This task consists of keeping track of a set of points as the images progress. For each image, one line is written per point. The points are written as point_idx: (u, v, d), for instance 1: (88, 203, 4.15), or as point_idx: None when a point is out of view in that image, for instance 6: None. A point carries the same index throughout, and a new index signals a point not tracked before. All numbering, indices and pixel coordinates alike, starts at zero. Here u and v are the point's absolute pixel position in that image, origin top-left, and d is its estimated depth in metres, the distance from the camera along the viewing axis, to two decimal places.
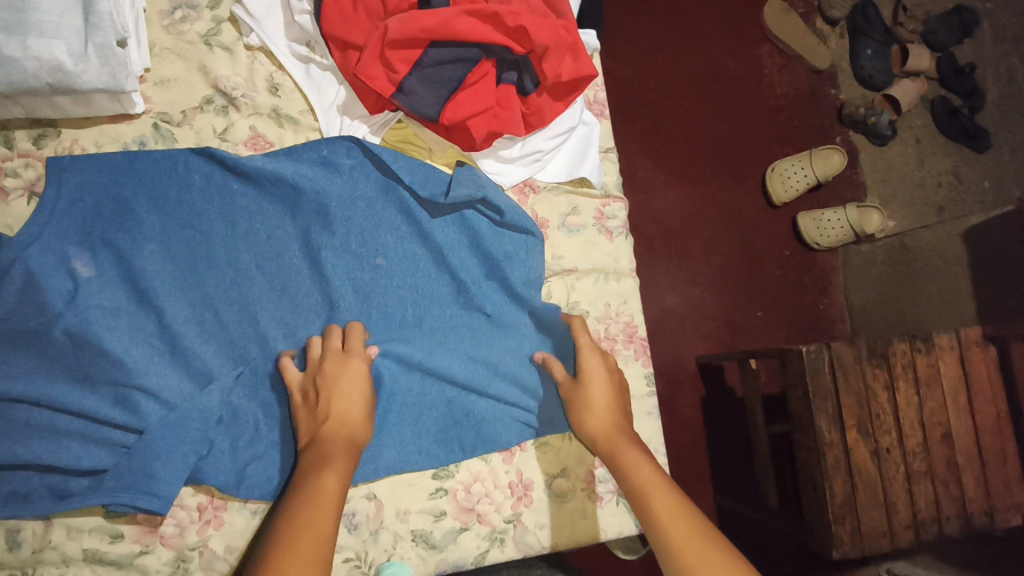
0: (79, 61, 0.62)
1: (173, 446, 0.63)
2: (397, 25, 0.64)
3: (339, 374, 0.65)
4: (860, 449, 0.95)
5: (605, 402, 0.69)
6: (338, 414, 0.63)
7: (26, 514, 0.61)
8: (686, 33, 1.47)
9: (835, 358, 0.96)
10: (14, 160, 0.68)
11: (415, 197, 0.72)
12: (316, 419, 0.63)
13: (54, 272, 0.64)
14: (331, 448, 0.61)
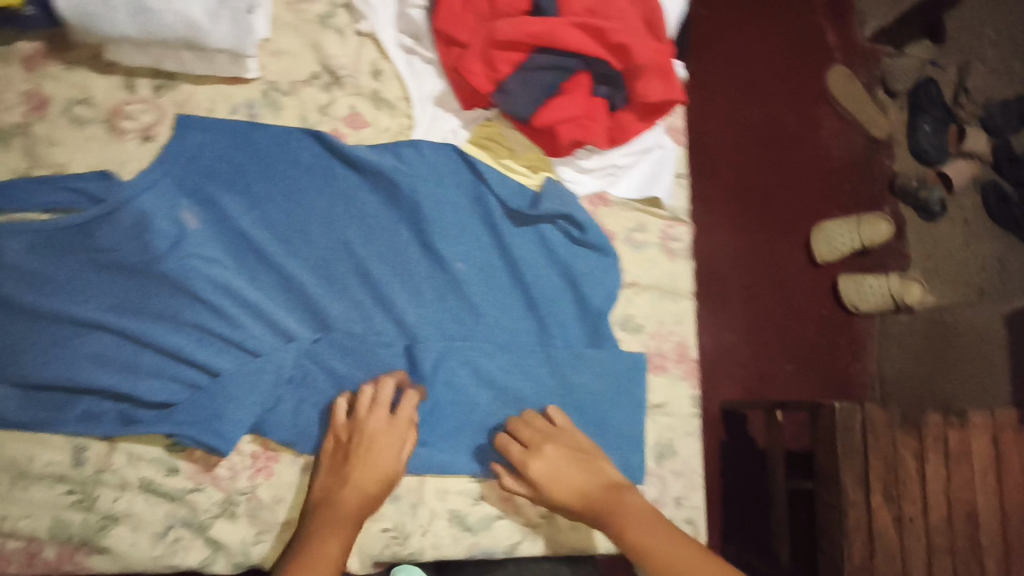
0: (212, 20, 0.67)
1: (244, 390, 0.67)
2: (507, 29, 0.68)
3: (372, 442, 0.67)
4: (883, 514, 0.92)
5: (567, 473, 0.69)
6: (358, 475, 0.66)
7: (94, 433, 0.65)
8: (753, 86, 1.50)
9: (868, 418, 0.93)
10: (135, 104, 0.72)
11: (502, 207, 0.76)
12: (335, 478, 0.66)
13: (163, 217, 0.69)
14: (319, 520, 0.64)
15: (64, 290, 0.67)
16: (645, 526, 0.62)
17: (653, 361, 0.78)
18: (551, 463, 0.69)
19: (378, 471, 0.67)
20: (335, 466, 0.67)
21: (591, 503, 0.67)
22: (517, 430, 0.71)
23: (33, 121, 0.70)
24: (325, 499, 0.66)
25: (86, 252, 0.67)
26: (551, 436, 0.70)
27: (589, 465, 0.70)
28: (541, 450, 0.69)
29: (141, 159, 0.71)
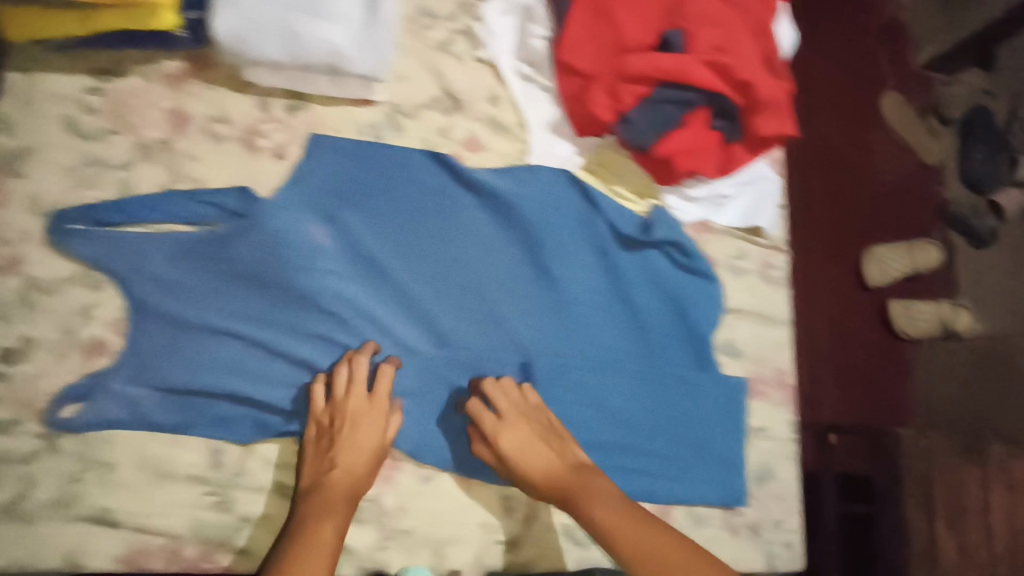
0: (359, 48, 0.70)
1: (377, 398, 0.73)
2: (637, 63, 0.71)
3: (361, 425, 0.67)
4: (945, 543, 1.03)
5: (536, 452, 0.68)
6: (344, 457, 0.67)
7: (229, 437, 0.69)
8: (854, 71, 1.30)
9: (931, 451, 1.09)
10: (269, 124, 0.75)
11: (613, 232, 0.79)
12: (323, 461, 0.67)
13: (297, 233, 0.71)
14: (311, 504, 0.64)
15: (203, 301, 0.69)
16: (611, 506, 0.63)
17: (754, 387, 0.81)
18: (524, 442, 0.69)
19: (361, 450, 0.67)
20: (318, 449, 0.68)
21: (559, 486, 0.67)
22: (494, 398, 0.71)
23: (175, 136, 0.73)
24: (315, 484, 0.66)
25: (224, 264, 0.70)
26: (522, 414, 0.70)
27: (559, 447, 0.70)
28: (514, 426, 0.69)
29: (272, 176, 0.74)
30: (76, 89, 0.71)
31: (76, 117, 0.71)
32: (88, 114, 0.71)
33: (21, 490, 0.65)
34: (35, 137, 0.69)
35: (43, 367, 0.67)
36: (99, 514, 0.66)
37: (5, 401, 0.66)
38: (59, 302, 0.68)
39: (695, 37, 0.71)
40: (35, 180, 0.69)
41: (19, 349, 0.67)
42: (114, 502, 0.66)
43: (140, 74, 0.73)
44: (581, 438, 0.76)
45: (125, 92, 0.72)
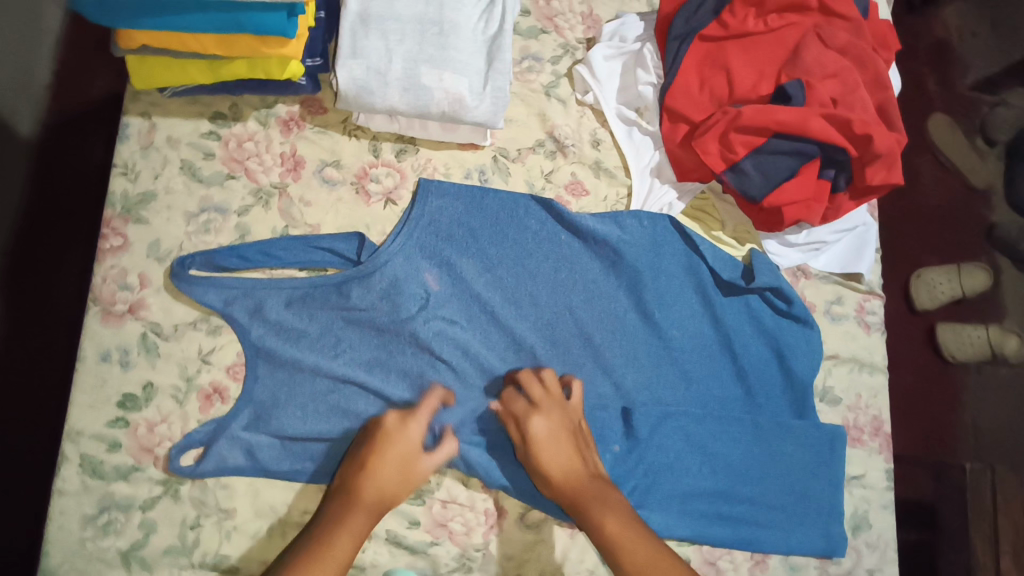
0: (476, 98, 0.70)
1: (483, 443, 0.72)
2: (752, 114, 0.70)
3: (400, 440, 0.66)
4: None
5: (561, 444, 0.68)
6: (381, 470, 0.64)
7: None
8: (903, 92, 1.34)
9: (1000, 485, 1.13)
10: (379, 168, 0.76)
11: (714, 279, 0.79)
12: (358, 469, 0.65)
13: (411, 280, 0.72)
14: (339, 511, 0.62)
15: (320, 345, 0.71)
16: (622, 520, 0.65)
17: (851, 434, 0.80)
18: (552, 432, 0.68)
19: (395, 466, 0.65)
20: (353, 458, 0.66)
21: (573, 485, 0.67)
22: (527, 384, 0.71)
23: (289, 181, 0.74)
24: (344, 489, 0.64)
25: (342, 309, 0.71)
26: (555, 404, 0.70)
27: (581, 442, 0.70)
28: (544, 413, 0.69)
29: (386, 221, 0.75)
30: (195, 134, 0.73)
31: (194, 162, 0.73)
32: (206, 159, 0.73)
33: (141, 536, 0.65)
34: (156, 184, 0.71)
35: (163, 412, 0.68)
36: (217, 561, 0.66)
37: (127, 446, 0.67)
38: (179, 347, 0.69)
39: (812, 88, 0.70)
40: (156, 226, 0.71)
41: (141, 396, 0.68)
42: (229, 548, 0.66)
43: (256, 118, 0.75)
44: (685, 487, 0.75)
45: (241, 136, 0.74)
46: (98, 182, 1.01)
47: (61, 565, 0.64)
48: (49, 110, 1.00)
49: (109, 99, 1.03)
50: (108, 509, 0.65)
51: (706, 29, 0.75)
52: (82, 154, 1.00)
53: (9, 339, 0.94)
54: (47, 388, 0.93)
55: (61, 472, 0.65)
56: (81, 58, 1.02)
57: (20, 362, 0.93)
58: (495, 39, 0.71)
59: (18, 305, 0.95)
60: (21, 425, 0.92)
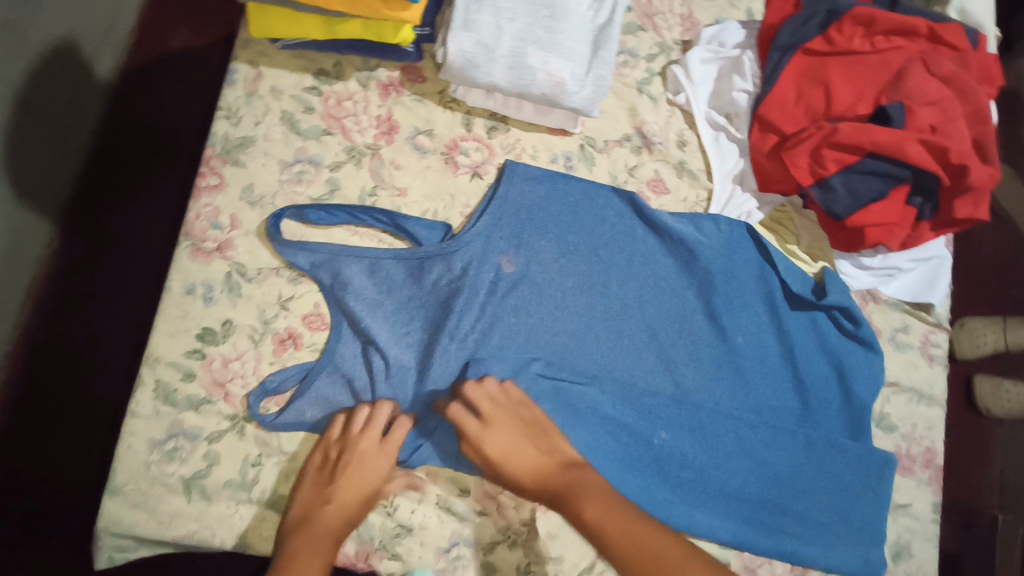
0: (577, 84, 0.71)
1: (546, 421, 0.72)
2: (850, 132, 0.71)
3: (355, 460, 0.66)
4: None
5: (523, 442, 0.67)
6: (341, 493, 0.66)
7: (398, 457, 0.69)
8: None
9: None
10: (469, 141, 0.78)
11: (783, 291, 0.79)
12: (318, 496, 0.66)
13: (489, 255, 0.74)
14: (298, 541, 0.62)
15: (395, 306, 0.71)
16: (603, 504, 0.61)
17: (902, 462, 0.80)
18: (512, 443, 0.67)
19: (360, 495, 0.66)
20: (311, 486, 0.66)
21: (548, 481, 0.65)
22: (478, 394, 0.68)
23: (382, 143, 0.76)
24: (303, 517, 0.64)
25: (421, 276, 0.72)
26: (505, 412, 0.68)
27: (548, 443, 0.68)
28: (509, 413, 0.68)
29: (471, 194, 0.76)
30: (298, 88, 0.75)
31: (294, 115, 0.74)
32: (307, 113, 0.75)
33: (204, 466, 0.67)
34: (256, 131, 0.73)
35: (239, 350, 0.70)
36: (274, 500, 0.68)
37: (200, 378, 0.68)
38: (260, 291, 0.71)
39: (913, 113, 0.71)
40: (251, 171, 0.72)
41: (219, 331, 0.69)
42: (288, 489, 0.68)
43: (358, 79, 0.76)
44: (732, 492, 0.75)
45: (341, 94, 0.76)
46: (175, 137, 1.07)
47: (126, 484, 0.65)
48: (127, 57, 1.07)
49: (191, 55, 1.10)
50: (176, 436, 0.67)
51: (809, 42, 0.75)
52: (160, 104, 1.07)
53: (78, 267, 1.00)
54: (109, 321, 0.99)
55: (137, 394, 0.67)
56: (168, 17, 1.10)
57: (86, 293, 0.99)
58: (603, 29, 0.73)
59: (86, 240, 1.01)
60: (78, 353, 0.97)
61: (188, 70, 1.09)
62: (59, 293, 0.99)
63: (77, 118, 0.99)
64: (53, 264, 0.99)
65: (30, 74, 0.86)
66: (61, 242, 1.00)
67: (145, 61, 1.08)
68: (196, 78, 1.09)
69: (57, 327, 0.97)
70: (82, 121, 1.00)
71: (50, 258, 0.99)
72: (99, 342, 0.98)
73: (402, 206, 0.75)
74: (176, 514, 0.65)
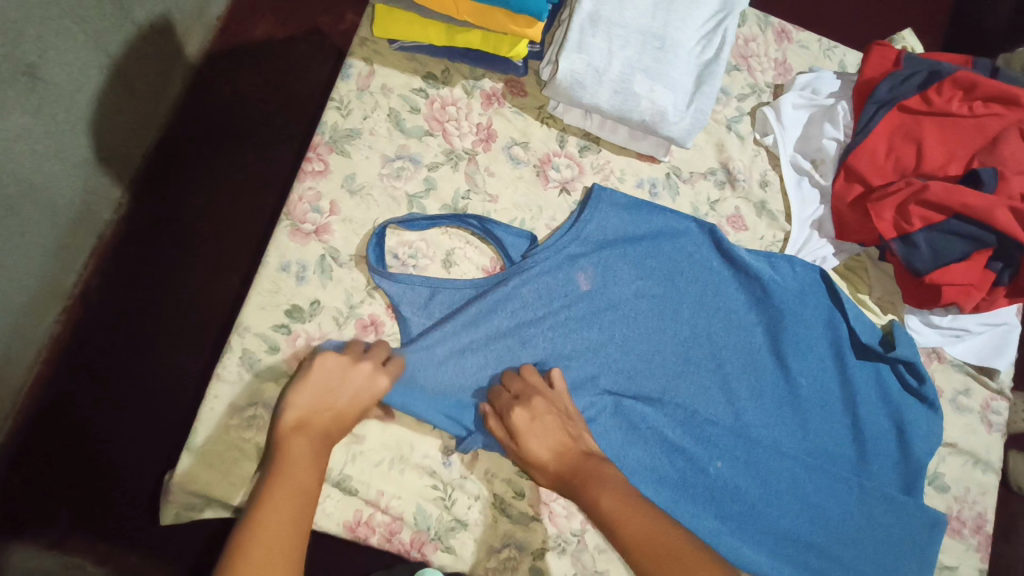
0: (678, 115, 0.74)
1: (609, 437, 0.73)
2: (940, 191, 0.73)
3: (364, 374, 0.64)
4: None
5: (545, 429, 0.66)
6: (343, 401, 0.63)
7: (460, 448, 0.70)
8: None
9: None
10: (561, 158, 0.80)
11: (850, 339, 0.80)
12: (318, 401, 0.62)
13: (568, 269, 0.76)
14: (299, 443, 0.58)
15: (475, 311, 0.72)
16: (620, 496, 0.61)
17: (952, 524, 0.80)
18: (536, 420, 0.66)
19: (359, 407, 0.63)
20: (309, 388, 0.62)
21: (566, 470, 0.65)
22: (509, 381, 0.69)
23: (479, 150, 0.79)
24: (302, 422, 0.60)
25: (503, 282, 0.74)
26: (539, 392, 0.68)
27: (572, 430, 0.68)
28: (531, 401, 0.67)
29: (558, 209, 0.79)
30: (406, 88, 0.79)
31: (400, 113, 0.78)
32: (412, 113, 0.78)
33: None
34: (363, 124, 0.77)
35: (323, 330, 0.72)
36: (338, 479, 0.68)
37: (284, 352, 0.70)
38: (349, 276, 0.73)
39: (1006, 180, 0.72)
40: (355, 162, 0.76)
41: (307, 310, 0.72)
42: (354, 470, 0.68)
43: (463, 86, 0.80)
44: (780, 530, 0.75)
45: (445, 99, 0.79)
46: (246, 120, 1.12)
47: (203, 445, 0.67)
48: (217, 42, 1.13)
49: (272, 45, 1.15)
50: (255, 405, 0.69)
51: (907, 100, 0.78)
52: (236, 88, 1.12)
53: (145, 231, 1.05)
54: (170, 286, 1.04)
55: (223, 359, 0.69)
56: (264, 9, 1.16)
57: (148, 257, 1.04)
58: (708, 65, 0.76)
59: (154, 207, 1.06)
60: (133, 312, 1.02)
61: (277, 60, 1.14)
62: (122, 254, 1.03)
63: (160, 92, 1.05)
64: (123, 226, 1.04)
65: (127, 46, 0.91)
66: (131, 206, 1.05)
67: (229, 44, 1.14)
68: (273, 67, 1.14)
69: (117, 286, 1.02)
70: (162, 95, 1.06)
71: (119, 221, 1.04)
72: (153, 306, 1.02)
73: (492, 212, 0.77)
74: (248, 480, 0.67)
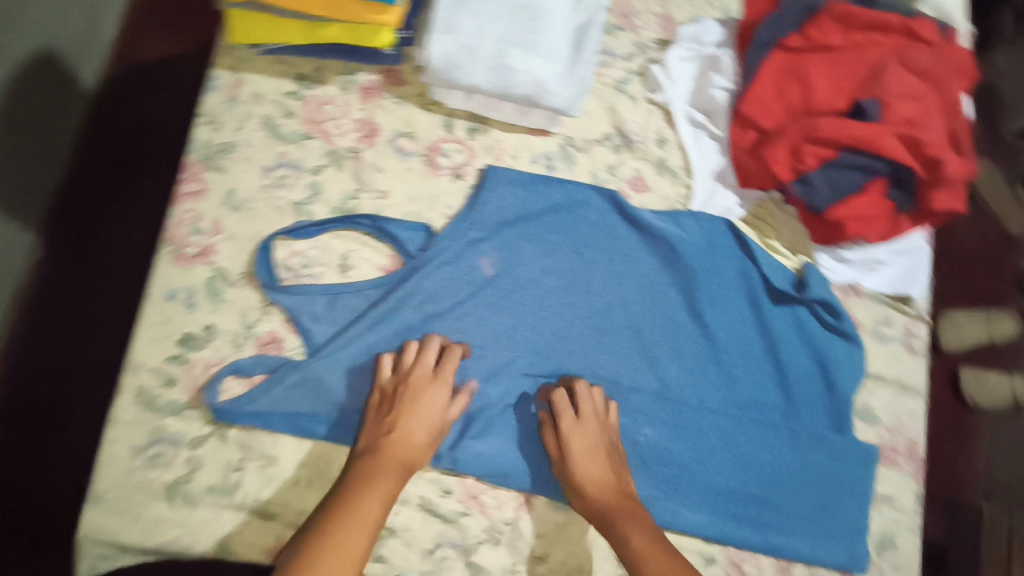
0: (559, 84, 0.71)
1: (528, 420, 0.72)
2: (828, 127, 0.72)
3: (422, 398, 0.68)
4: None
5: (595, 460, 0.70)
6: (406, 423, 0.67)
7: None
8: None
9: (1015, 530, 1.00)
10: (450, 143, 0.78)
11: (766, 286, 0.80)
12: (380, 427, 0.67)
13: (468, 257, 0.74)
14: (372, 466, 0.65)
15: (377, 313, 0.70)
16: (648, 535, 0.66)
17: (885, 454, 0.80)
18: (590, 447, 0.70)
19: (422, 428, 0.67)
20: (378, 414, 0.68)
21: (606, 500, 0.69)
22: (579, 400, 0.72)
23: (364, 146, 0.76)
24: (370, 448, 0.66)
25: (402, 281, 0.72)
26: (595, 418, 0.71)
27: (616, 465, 0.71)
28: (587, 429, 0.70)
29: (452, 196, 0.76)
30: (278, 93, 0.75)
31: (275, 119, 0.75)
32: (288, 118, 0.75)
33: (186, 471, 0.65)
34: (237, 136, 0.73)
35: (219, 355, 0.68)
36: (256, 505, 0.66)
37: (182, 383, 0.67)
38: (242, 295, 0.70)
39: (889, 106, 0.72)
40: (233, 176, 0.72)
41: (201, 336, 0.68)
42: (269, 494, 0.66)
43: (338, 82, 0.77)
44: (715, 487, 0.75)
45: (322, 98, 0.76)
46: (154, 146, 1.07)
47: (107, 491, 0.64)
48: (111, 70, 1.08)
49: (167, 65, 1.09)
50: (158, 442, 0.66)
51: (786, 39, 0.76)
52: (139, 114, 1.07)
53: (64, 275, 0.99)
54: (97, 328, 0.98)
55: (117, 401, 0.66)
56: (153, 30, 1.11)
57: (70, 301, 0.99)
58: (582, 30, 0.74)
59: (69, 249, 1.00)
60: (54, 359, 0.96)
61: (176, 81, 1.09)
62: (42, 303, 0.98)
63: (56, 129, 0.98)
64: (40, 274, 0.98)
65: (13, 87, 0.85)
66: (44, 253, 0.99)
67: (125, 71, 1.08)
68: (175, 88, 1.09)
69: (41, 337, 0.96)
70: (60, 132, 0.99)
71: (33, 270, 0.98)
72: (82, 352, 0.97)
73: (383, 208, 0.75)
74: (159, 521, 0.64)
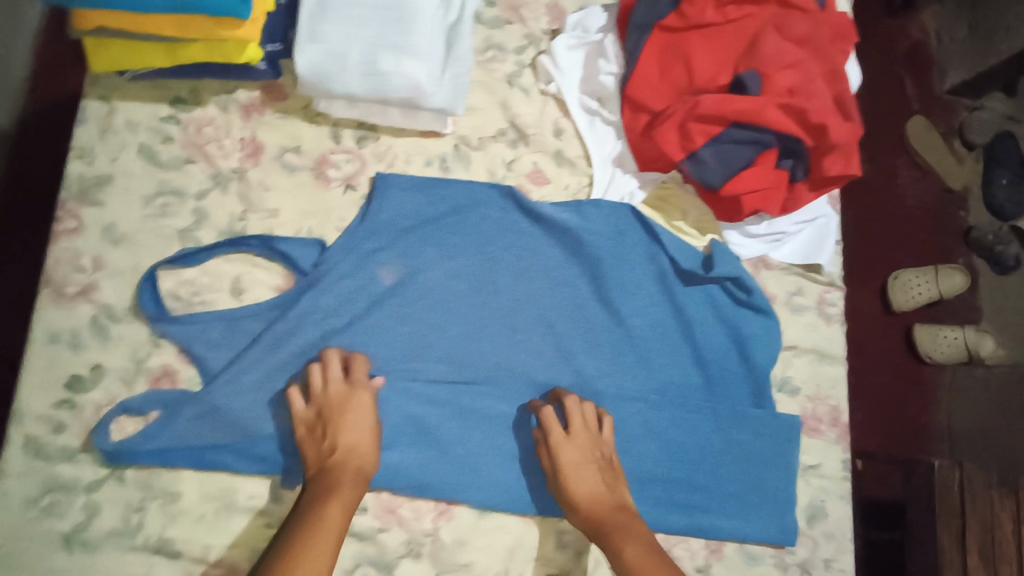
0: (434, 85, 0.70)
1: (441, 428, 0.71)
2: (712, 103, 0.72)
3: (346, 410, 0.66)
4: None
5: (589, 475, 0.69)
6: (346, 436, 0.65)
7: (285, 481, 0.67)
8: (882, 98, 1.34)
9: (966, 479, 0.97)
10: (339, 154, 0.76)
11: (675, 268, 0.79)
12: (324, 448, 0.65)
13: (368, 267, 0.73)
14: (327, 477, 0.63)
15: (273, 335, 0.69)
16: (643, 549, 0.64)
17: (808, 424, 0.80)
18: (581, 461, 0.69)
19: (361, 433, 0.66)
20: (310, 437, 0.66)
21: (600, 515, 0.67)
22: (569, 416, 0.71)
23: (248, 165, 0.74)
24: (317, 468, 0.64)
25: (298, 299, 0.70)
26: (586, 433, 0.71)
27: (611, 480, 0.70)
28: (579, 443, 0.70)
29: (345, 207, 0.75)
30: (153, 119, 0.73)
31: (152, 146, 0.72)
32: (165, 144, 0.73)
33: (84, 518, 0.64)
34: (113, 167, 0.71)
35: (111, 395, 0.67)
36: (161, 544, 0.64)
37: (72, 428, 0.65)
38: (130, 331, 0.68)
39: (769, 77, 0.72)
40: (112, 209, 0.70)
41: (88, 377, 0.66)
42: (173, 531, 0.65)
43: (215, 103, 0.75)
44: (640, 475, 0.75)
45: (200, 121, 0.74)
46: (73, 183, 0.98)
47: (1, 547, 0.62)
48: None
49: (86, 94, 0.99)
50: (52, 491, 0.64)
51: (665, 19, 0.76)
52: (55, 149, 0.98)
53: None
54: None
55: (5, 453, 0.63)
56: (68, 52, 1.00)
57: None
58: (455, 26, 0.73)
59: None
60: None
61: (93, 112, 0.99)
62: None
63: None
64: None
65: None
66: None
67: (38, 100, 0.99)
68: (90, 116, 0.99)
69: None
70: None
71: None
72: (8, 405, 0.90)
73: (274, 227, 0.73)
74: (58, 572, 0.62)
